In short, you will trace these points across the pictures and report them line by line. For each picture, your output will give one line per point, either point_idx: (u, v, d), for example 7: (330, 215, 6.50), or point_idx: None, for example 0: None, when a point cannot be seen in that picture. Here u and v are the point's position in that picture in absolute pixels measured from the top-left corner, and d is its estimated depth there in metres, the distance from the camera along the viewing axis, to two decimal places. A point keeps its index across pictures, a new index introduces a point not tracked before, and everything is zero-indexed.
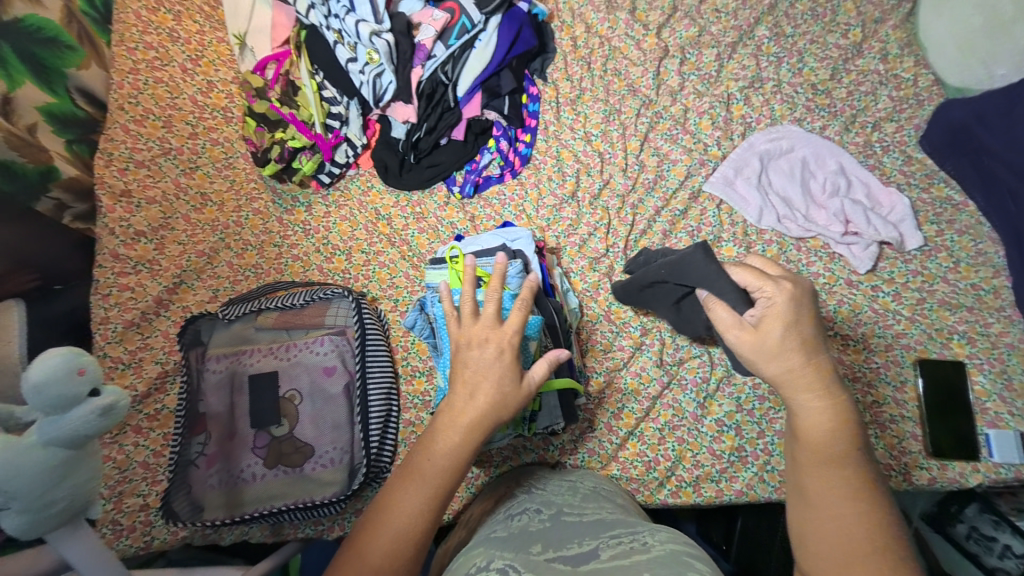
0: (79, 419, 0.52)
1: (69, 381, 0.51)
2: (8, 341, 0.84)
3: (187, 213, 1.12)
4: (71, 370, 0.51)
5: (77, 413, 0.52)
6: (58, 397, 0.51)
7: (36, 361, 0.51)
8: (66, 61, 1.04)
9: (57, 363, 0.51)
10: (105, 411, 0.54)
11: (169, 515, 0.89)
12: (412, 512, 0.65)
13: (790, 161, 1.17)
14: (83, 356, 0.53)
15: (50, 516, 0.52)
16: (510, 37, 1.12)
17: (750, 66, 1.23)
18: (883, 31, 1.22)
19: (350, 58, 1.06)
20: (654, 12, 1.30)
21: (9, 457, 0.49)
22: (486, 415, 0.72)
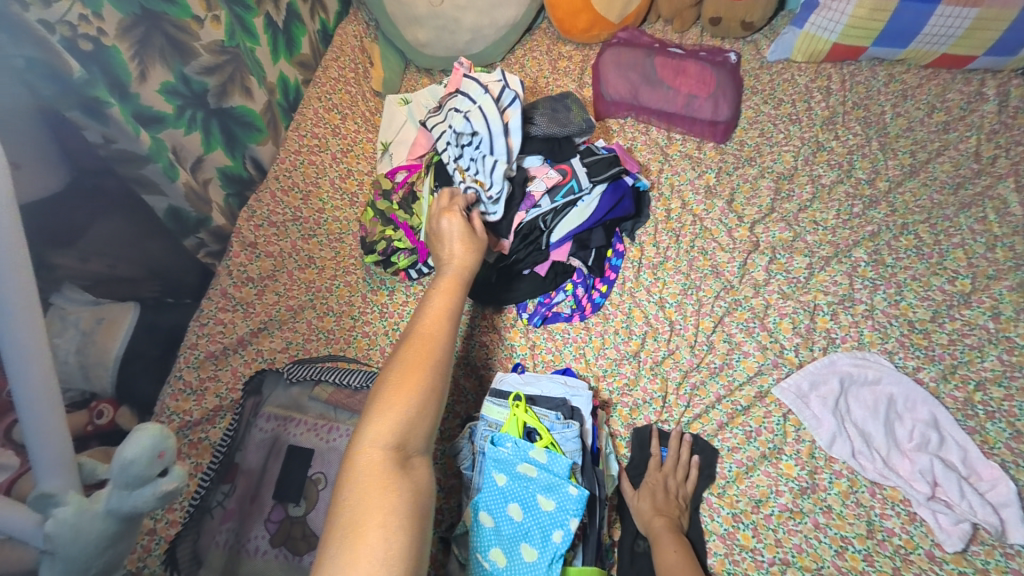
0: (143, 500, 0.53)
1: (150, 464, 0.53)
2: (116, 338, 0.98)
3: (293, 271, 1.28)
4: (155, 454, 0.53)
5: (145, 492, 0.53)
6: (134, 476, 0.52)
7: (131, 434, 0.53)
8: (252, 138, 1.28)
9: (148, 446, 0.53)
10: (165, 495, 0.54)
11: (170, 563, 0.86)
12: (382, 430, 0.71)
13: (874, 395, 1.09)
14: (169, 438, 0.55)
15: None
16: (611, 202, 1.23)
17: (843, 284, 1.22)
18: (996, 289, 1.18)
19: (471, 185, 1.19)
20: (751, 207, 1.37)
21: (75, 525, 0.50)
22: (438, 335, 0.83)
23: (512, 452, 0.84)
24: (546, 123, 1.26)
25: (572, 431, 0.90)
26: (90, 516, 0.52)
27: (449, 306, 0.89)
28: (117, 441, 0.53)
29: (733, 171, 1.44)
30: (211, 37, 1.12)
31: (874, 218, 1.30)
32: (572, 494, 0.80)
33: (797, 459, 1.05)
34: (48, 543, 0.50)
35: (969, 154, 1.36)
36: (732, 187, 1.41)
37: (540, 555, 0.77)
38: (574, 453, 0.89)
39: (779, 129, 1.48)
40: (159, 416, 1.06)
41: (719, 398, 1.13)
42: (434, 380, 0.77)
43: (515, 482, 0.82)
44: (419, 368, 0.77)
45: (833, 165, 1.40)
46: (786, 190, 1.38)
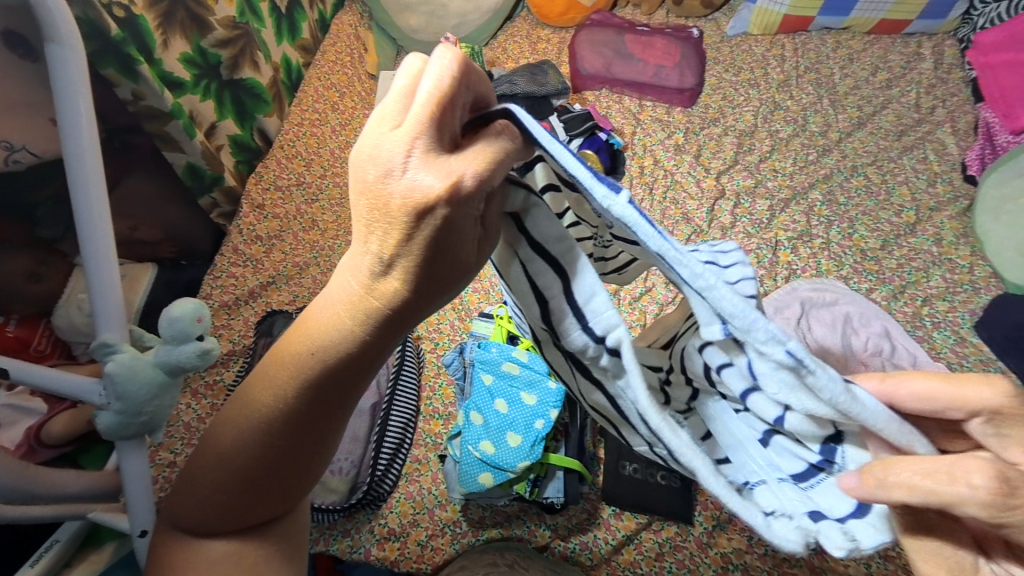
0: (187, 354, 0.63)
1: (192, 324, 0.64)
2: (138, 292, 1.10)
3: (298, 232, 1.37)
4: (196, 316, 0.65)
5: (188, 348, 0.64)
6: (180, 330, 0.63)
7: (179, 302, 0.65)
8: (259, 109, 1.41)
9: (192, 307, 0.64)
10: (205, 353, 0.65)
11: None
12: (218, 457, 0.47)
13: (833, 314, 1.16)
14: (206, 309, 0.67)
15: (134, 424, 0.61)
16: (587, 155, 1.35)
17: (801, 222, 1.34)
18: (938, 218, 1.30)
19: None
20: (716, 160, 1.50)
21: (132, 366, 0.60)
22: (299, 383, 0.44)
23: (498, 354, 0.92)
24: (524, 83, 1.40)
25: None
26: (143, 364, 0.61)
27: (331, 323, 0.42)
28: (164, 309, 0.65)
29: (699, 131, 1.57)
30: (225, 13, 1.25)
31: (828, 164, 1.43)
32: (551, 387, 0.87)
33: None
34: (110, 379, 0.59)
35: (910, 106, 1.51)
36: (699, 145, 1.54)
37: (523, 440, 0.84)
38: None
39: (740, 93, 1.62)
40: None
41: None
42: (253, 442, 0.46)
43: (501, 380, 0.90)
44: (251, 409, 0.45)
45: (789, 121, 1.54)
46: (748, 145, 1.51)
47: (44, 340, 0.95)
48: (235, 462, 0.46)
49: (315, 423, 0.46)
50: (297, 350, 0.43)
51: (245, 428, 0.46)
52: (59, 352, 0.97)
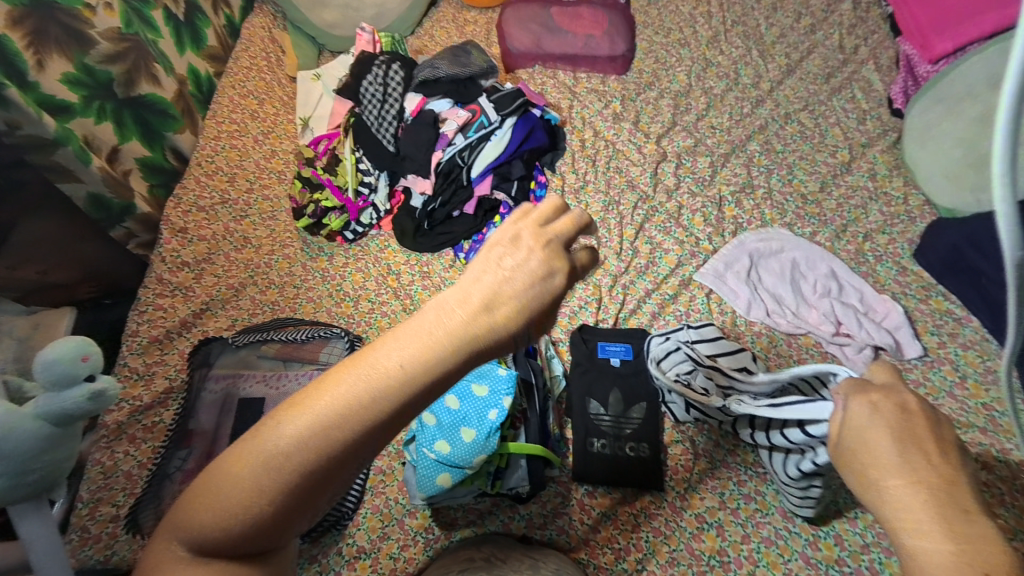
0: (75, 397, 0.63)
1: (75, 365, 0.62)
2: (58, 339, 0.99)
3: (229, 252, 1.29)
4: (78, 355, 0.63)
5: (77, 391, 0.63)
6: (62, 372, 0.62)
7: (61, 338, 0.63)
8: (169, 127, 1.31)
9: (71, 347, 0.62)
10: (98, 394, 0.64)
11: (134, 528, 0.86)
12: (285, 447, 0.41)
13: (780, 262, 1.20)
14: (90, 347, 0.65)
15: (24, 483, 0.61)
16: (522, 134, 1.31)
17: (742, 175, 1.34)
18: (870, 154, 1.32)
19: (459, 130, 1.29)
20: (655, 124, 1.48)
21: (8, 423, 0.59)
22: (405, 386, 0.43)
23: None
24: (446, 66, 1.34)
25: None
26: (23, 417, 0.61)
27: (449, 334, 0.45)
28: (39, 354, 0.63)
29: (636, 96, 1.55)
30: (107, 24, 1.14)
31: (762, 114, 1.43)
32: (502, 375, 0.85)
33: (722, 330, 1.15)
34: None
35: (835, 48, 1.52)
36: (637, 111, 1.52)
37: (478, 434, 0.81)
38: None
39: (672, 54, 1.61)
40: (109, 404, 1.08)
41: (648, 293, 1.22)
42: (337, 438, 0.41)
43: None
44: (350, 399, 0.42)
45: (722, 76, 1.53)
46: (684, 105, 1.50)
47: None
48: (266, 484, 0.41)
49: (368, 450, 0.44)
50: (376, 364, 0.43)
51: (280, 445, 0.41)
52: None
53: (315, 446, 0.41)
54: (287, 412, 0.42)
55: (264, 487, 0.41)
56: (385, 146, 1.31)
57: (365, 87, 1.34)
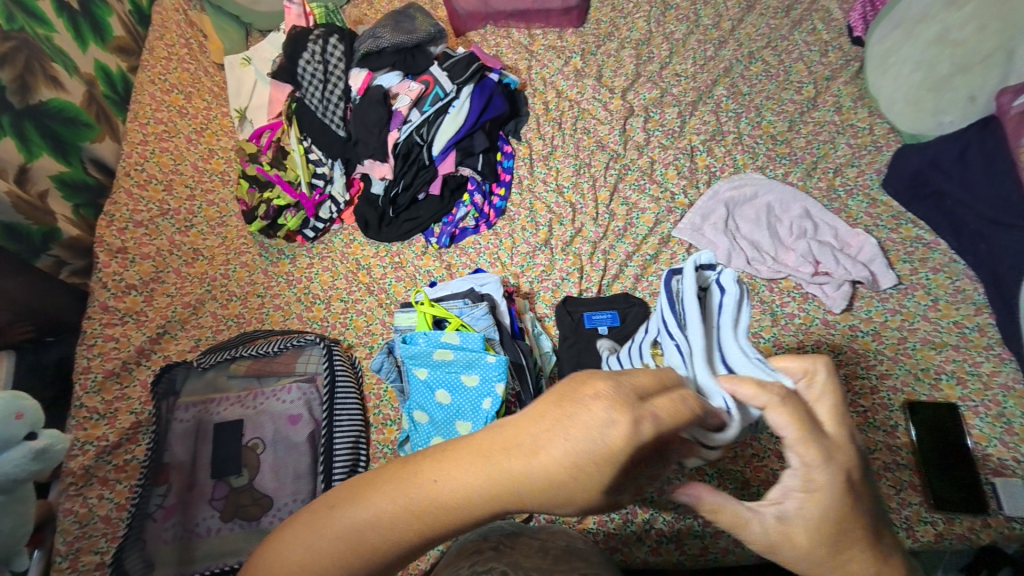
0: (14, 458, 0.68)
1: (10, 424, 0.68)
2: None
3: (179, 267, 1.20)
4: (11, 413, 0.68)
5: (15, 452, 0.69)
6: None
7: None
8: (83, 136, 1.15)
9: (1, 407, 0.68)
10: (37, 450, 0.71)
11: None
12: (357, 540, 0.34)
13: (755, 208, 1.18)
14: (20, 404, 0.70)
15: None
16: (482, 103, 1.22)
17: (711, 122, 1.30)
18: (834, 87, 1.30)
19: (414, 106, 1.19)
20: (618, 78, 1.42)
21: None
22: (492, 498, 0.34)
23: (425, 345, 0.85)
24: (389, 34, 1.21)
25: (481, 311, 0.89)
26: None
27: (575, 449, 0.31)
28: None
29: (595, 50, 1.48)
30: None
31: (725, 56, 1.39)
32: (491, 362, 0.82)
33: None
34: None
35: None
36: (599, 65, 1.45)
37: (474, 426, 0.80)
38: (489, 327, 0.88)
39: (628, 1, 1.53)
40: (71, 449, 1.01)
41: (629, 256, 1.20)
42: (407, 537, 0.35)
43: (434, 371, 0.83)
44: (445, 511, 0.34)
45: (681, 20, 1.47)
46: (646, 55, 1.44)
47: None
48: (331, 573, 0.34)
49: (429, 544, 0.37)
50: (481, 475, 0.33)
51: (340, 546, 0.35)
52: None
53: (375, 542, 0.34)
54: (330, 519, 0.35)
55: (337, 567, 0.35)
56: (335, 131, 1.20)
57: (303, 67, 1.21)
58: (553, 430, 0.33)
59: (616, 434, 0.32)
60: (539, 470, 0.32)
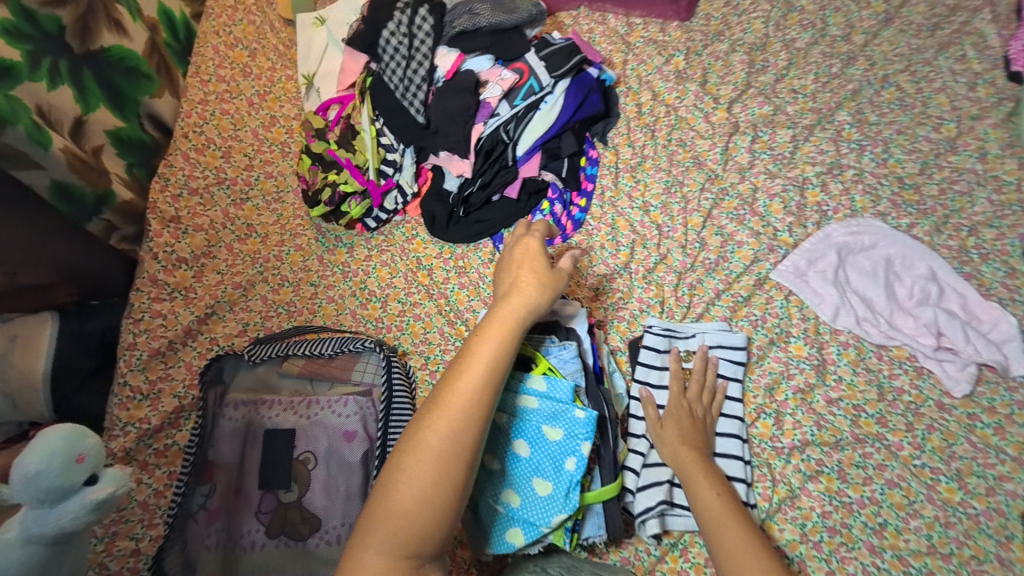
0: (71, 510, 0.61)
1: (70, 468, 0.61)
2: (37, 357, 0.95)
3: (231, 243, 1.12)
4: (71, 457, 0.61)
5: (73, 502, 0.61)
6: (53, 485, 0.60)
7: (36, 446, 0.60)
8: (143, 90, 1.05)
9: (57, 449, 0.60)
10: (98, 502, 0.62)
11: None
12: (433, 446, 0.62)
13: (871, 260, 1.05)
14: (84, 441, 0.63)
15: None
16: (577, 101, 1.08)
17: (829, 152, 1.15)
18: (980, 129, 1.13)
19: (504, 99, 1.06)
20: (726, 86, 1.25)
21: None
22: (480, 376, 0.67)
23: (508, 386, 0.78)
24: (489, 11, 1.06)
25: (569, 353, 0.82)
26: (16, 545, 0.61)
27: (505, 335, 0.71)
28: (22, 464, 0.60)
29: (702, 49, 1.30)
30: None
31: (853, 76, 1.21)
32: (580, 418, 0.74)
33: (803, 339, 1.04)
34: None
35: None
36: (704, 68, 1.28)
37: (555, 487, 0.73)
38: (576, 374, 0.82)
39: None
40: (113, 428, 0.98)
41: (718, 294, 1.10)
42: (467, 421, 0.64)
43: (515, 416, 0.77)
44: (469, 392, 0.66)
45: (805, 26, 1.28)
46: (760, 62, 1.26)
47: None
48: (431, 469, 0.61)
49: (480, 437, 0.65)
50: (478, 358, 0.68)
51: (423, 462, 0.61)
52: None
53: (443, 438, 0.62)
54: (401, 472, 0.61)
55: (432, 468, 0.61)
56: (413, 116, 1.07)
57: (386, 40, 1.08)
58: (502, 327, 0.71)
59: (533, 292, 0.76)
60: (503, 343, 0.70)
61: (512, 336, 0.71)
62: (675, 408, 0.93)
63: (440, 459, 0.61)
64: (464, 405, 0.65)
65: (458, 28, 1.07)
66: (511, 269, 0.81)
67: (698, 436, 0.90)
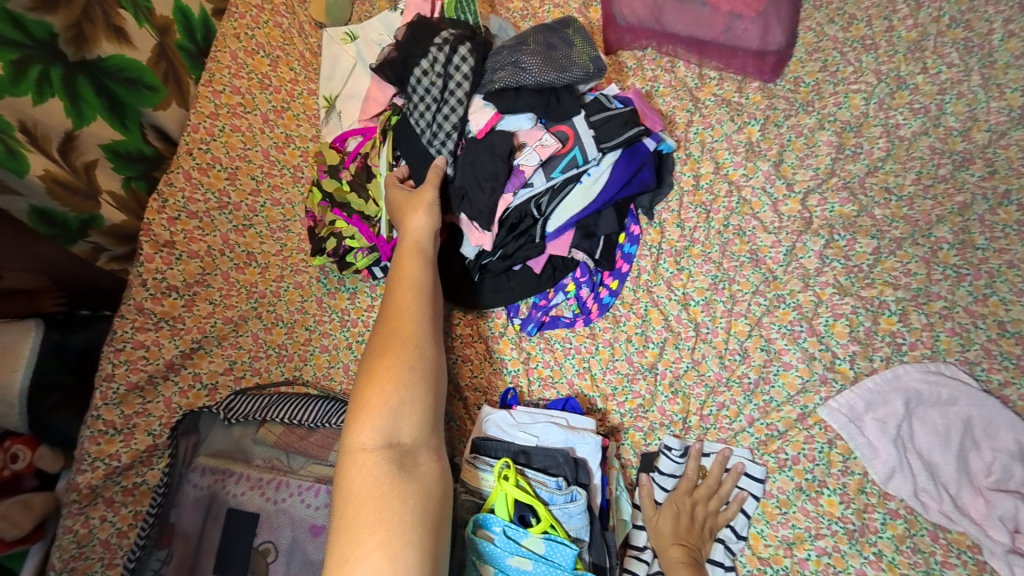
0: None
1: None
2: (15, 369, 0.88)
3: (228, 272, 1.03)
4: None
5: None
6: None
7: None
8: (145, 101, 0.95)
9: None
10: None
11: None
12: (388, 359, 0.69)
13: (947, 419, 0.89)
14: None
15: None
16: (625, 177, 0.93)
17: (918, 274, 0.97)
18: None
19: (539, 169, 0.91)
20: (804, 170, 1.07)
21: None
22: (414, 286, 0.79)
23: (500, 543, 0.67)
24: (538, 66, 0.90)
25: (576, 504, 0.70)
26: None
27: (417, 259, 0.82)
28: None
29: (783, 121, 1.10)
30: None
31: (965, 184, 1.00)
32: None
33: (844, 497, 0.89)
34: None
35: None
36: (781, 144, 1.09)
37: None
38: (581, 530, 0.71)
39: (847, 60, 1.12)
40: (80, 462, 0.89)
41: (751, 421, 0.95)
42: (421, 324, 0.74)
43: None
44: (409, 302, 0.76)
45: (915, 110, 1.06)
46: (851, 147, 1.06)
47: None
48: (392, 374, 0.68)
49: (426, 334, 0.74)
50: (400, 283, 0.79)
51: (380, 375, 0.68)
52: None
53: (398, 343, 0.71)
54: (366, 391, 0.67)
55: (397, 370, 0.68)
56: (441, 169, 0.93)
57: (417, 78, 0.92)
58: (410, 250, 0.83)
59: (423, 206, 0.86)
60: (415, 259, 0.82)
61: (419, 254, 0.83)
62: (678, 503, 0.88)
63: (396, 362, 0.69)
64: (407, 314, 0.75)
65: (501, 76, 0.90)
66: (395, 212, 0.88)
67: (694, 538, 0.86)
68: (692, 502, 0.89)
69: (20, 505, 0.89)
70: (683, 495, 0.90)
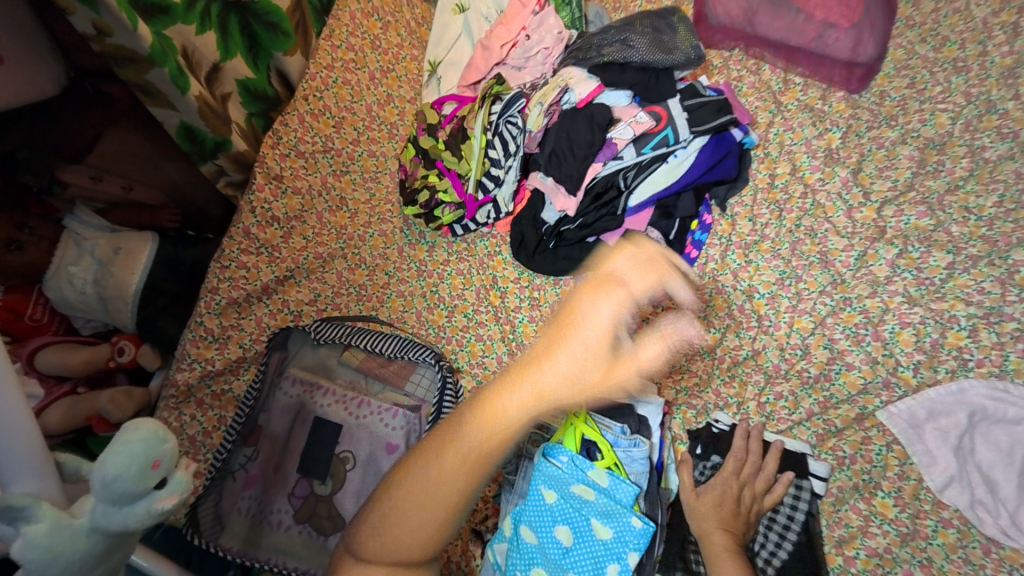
0: (138, 514, 0.56)
1: (142, 477, 0.54)
2: (134, 271, 0.99)
3: (322, 212, 1.12)
4: (147, 465, 0.55)
5: (139, 507, 0.56)
6: (124, 491, 0.54)
7: (116, 448, 0.53)
8: (277, 44, 1.12)
9: (138, 455, 0.54)
10: (161, 511, 0.57)
11: (193, 524, 0.84)
12: None
13: (1010, 437, 0.87)
14: (162, 447, 0.56)
15: None
16: (710, 162, 0.97)
17: (992, 293, 0.96)
18: None
19: (630, 143, 0.98)
20: (882, 181, 1.08)
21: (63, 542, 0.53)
22: None
23: (567, 470, 0.74)
24: (645, 47, 0.98)
25: (638, 451, 0.76)
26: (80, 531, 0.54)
27: None
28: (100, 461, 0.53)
29: (865, 131, 1.12)
30: None
31: None
32: (635, 527, 0.68)
33: (896, 500, 0.89)
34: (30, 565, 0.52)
35: None
36: (861, 153, 1.11)
37: None
38: (640, 476, 0.76)
39: (937, 79, 1.13)
40: (182, 360, 1.00)
41: (809, 415, 0.96)
42: None
43: (565, 502, 0.72)
44: None
45: (1004, 134, 1.05)
46: (933, 163, 1.07)
47: (41, 310, 0.99)
48: None
49: None
50: None
51: None
52: (56, 322, 1.01)
53: None
54: None
55: None
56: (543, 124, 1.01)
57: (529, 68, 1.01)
58: None
59: None
60: None
61: None
62: (723, 487, 0.87)
63: None
64: None
65: (603, 57, 1.00)
66: None
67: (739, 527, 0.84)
68: (739, 485, 0.88)
69: (125, 393, 0.98)
70: (727, 479, 0.89)
